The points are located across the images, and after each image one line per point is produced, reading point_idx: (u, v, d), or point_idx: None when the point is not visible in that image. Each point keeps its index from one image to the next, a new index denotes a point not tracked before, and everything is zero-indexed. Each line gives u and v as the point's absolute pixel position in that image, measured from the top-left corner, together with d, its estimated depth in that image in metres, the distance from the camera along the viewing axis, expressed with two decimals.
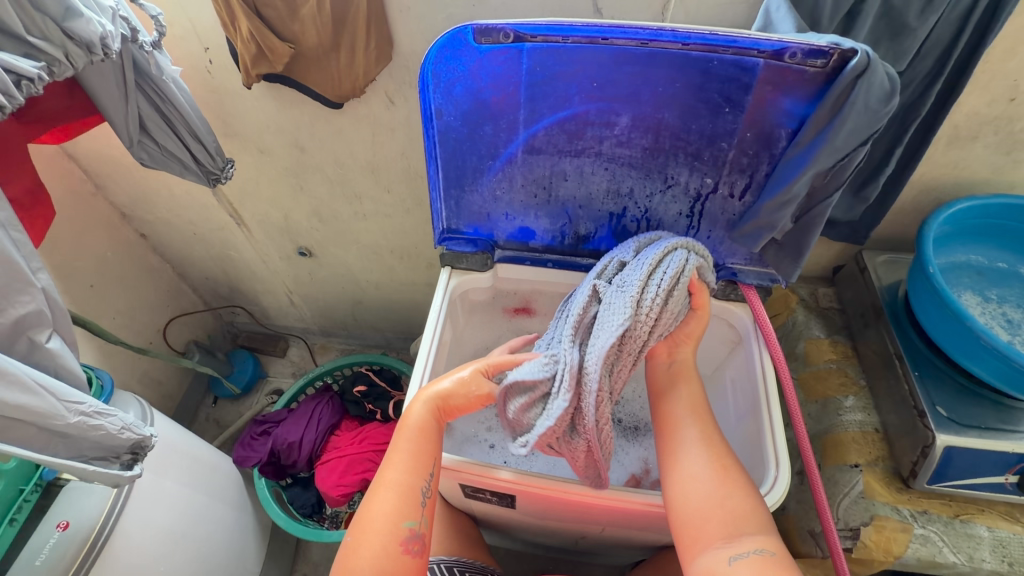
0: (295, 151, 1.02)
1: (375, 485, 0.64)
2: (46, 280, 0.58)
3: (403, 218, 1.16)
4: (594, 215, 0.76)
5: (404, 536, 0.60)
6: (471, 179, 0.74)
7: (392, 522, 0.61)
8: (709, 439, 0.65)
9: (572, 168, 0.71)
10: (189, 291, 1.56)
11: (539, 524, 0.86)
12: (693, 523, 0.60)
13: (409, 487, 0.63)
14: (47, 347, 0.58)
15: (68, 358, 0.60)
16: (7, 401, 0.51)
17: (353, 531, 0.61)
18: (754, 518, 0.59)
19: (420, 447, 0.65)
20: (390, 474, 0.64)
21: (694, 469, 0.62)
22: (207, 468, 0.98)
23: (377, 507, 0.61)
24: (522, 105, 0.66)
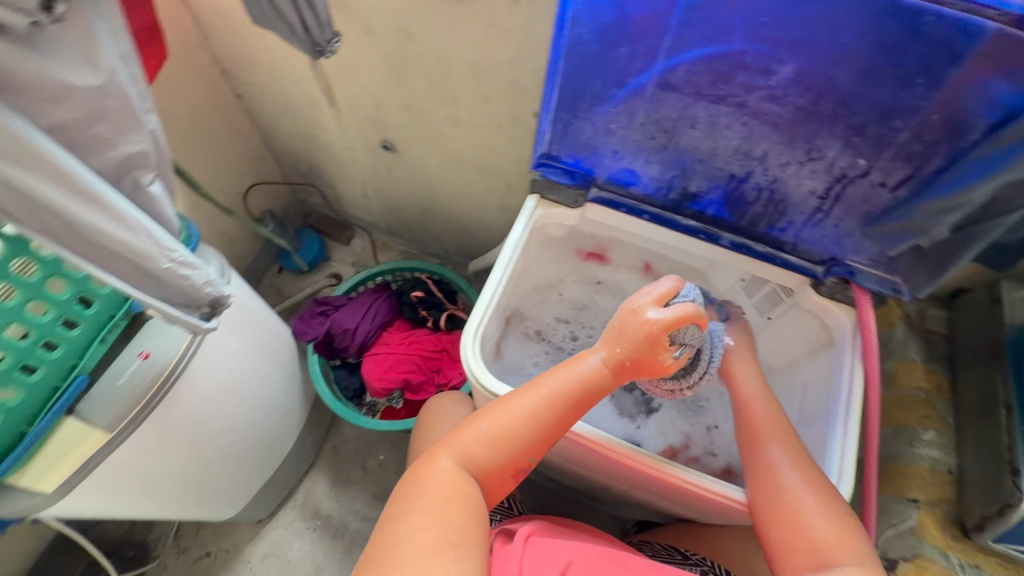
0: (401, 38, 0.96)
1: (519, 393, 0.63)
2: (155, 122, 0.54)
3: (494, 132, 1.10)
4: (712, 173, 0.68)
5: (521, 463, 0.61)
6: (588, 105, 0.67)
7: (523, 445, 0.61)
8: (811, 475, 0.61)
9: (705, 116, 0.62)
10: (272, 161, 1.58)
11: (563, 466, 0.88)
12: (786, 544, 0.58)
13: (551, 414, 0.62)
14: (148, 190, 0.57)
15: (165, 205, 0.60)
16: (109, 235, 0.51)
17: (488, 425, 0.61)
18: (853, 540, 0.57)
19: (577, 396, 0.63)
20: (540, 395, 0.62)
21: (789, 492, 0.60)
22: (270, 335, 1.04)
23: (517, 417, 0.61)
24: (671, 30, 0.57)
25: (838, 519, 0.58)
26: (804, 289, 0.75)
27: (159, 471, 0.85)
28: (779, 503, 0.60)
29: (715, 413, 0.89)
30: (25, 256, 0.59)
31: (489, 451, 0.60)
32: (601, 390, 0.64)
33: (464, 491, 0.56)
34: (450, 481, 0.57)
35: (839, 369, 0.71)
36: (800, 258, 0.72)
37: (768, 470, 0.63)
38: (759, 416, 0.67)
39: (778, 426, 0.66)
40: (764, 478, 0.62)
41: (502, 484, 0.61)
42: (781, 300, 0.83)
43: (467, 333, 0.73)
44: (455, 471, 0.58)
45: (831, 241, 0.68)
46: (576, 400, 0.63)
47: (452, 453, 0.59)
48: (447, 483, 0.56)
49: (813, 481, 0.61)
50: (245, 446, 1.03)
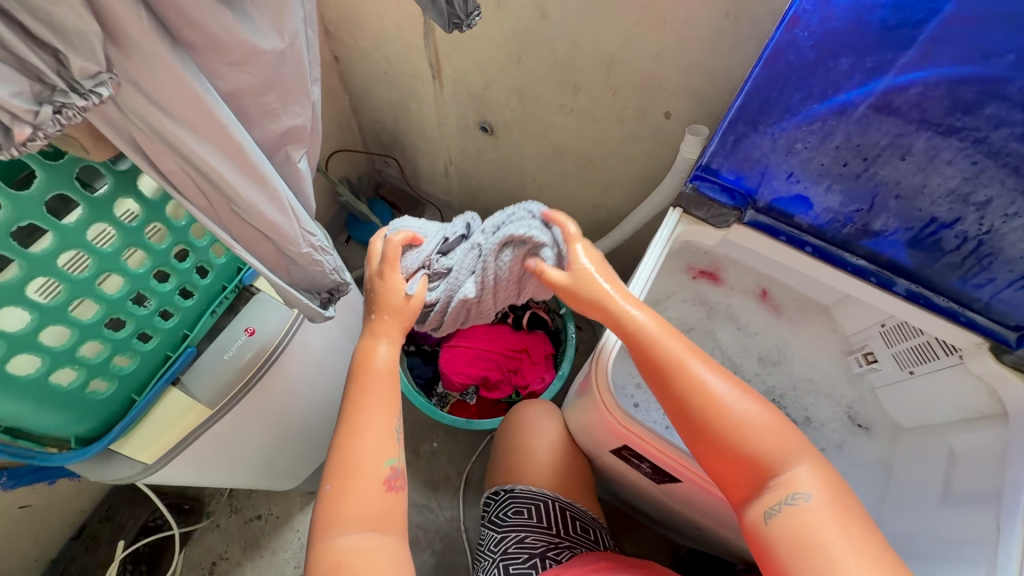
0: (535, 15, 0.89)
1: (353, 432, 0.60)
2: (317, 94, 0.50)
3: (611, 128, 1.02)
4: (908, 212, 0.59)
5: (383, 473, 0.59)
6: (775, 118, 0.59)
7: (371, 467, 0.59)
8: (737, 394, 0.58)
9: (923, 148, 0.53)
10: (355, 128, 1.54)
11: (654, 500, 0.83)
12: (737, 462, 0.56)
13: (388, 426, 0.61)
14: (297, 166, 0.52)
15: (308, 183, 0.55)
16: (263, 215, 0.48)
17: (329, 481, 0.59)
18: (797, 448, 0.56)
19: (379, 388, 0.63)
20: (357, 426, 0.60)
21: (729, 413, 0.57)
22: (357, 315, 1.01)
23: (335, 441, 0.60)
24: (916, 44, 0.48)
25: (780, 427, 0.57)
26: (981, 354, 0.66)
27: (250, 447, 0.84)
28: (707, 419, 0.57)
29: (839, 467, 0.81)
30: (160, 222, 0.55)
31: (352, 488, 0.58)
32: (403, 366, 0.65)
33: (376, 567, 0.55)
34: (350, 561, 0.54)
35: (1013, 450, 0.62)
36: (989, 319, 0.63)
37: (698, 388, 0.58)
38: (653, 341, 0.60)
39: (673, 353, 0.59)
40: (693, 396, 0.58)
41: (395, 507, 0.59)
42: (935, 357, 0.76)
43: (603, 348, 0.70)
44: (355, 547, 0.55)
45: None
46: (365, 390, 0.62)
47: (342, 525, 0.56)
48: (347, 561, 0.55)
49: (733, 383, 0.59)
50: (323, 425, 1.01)
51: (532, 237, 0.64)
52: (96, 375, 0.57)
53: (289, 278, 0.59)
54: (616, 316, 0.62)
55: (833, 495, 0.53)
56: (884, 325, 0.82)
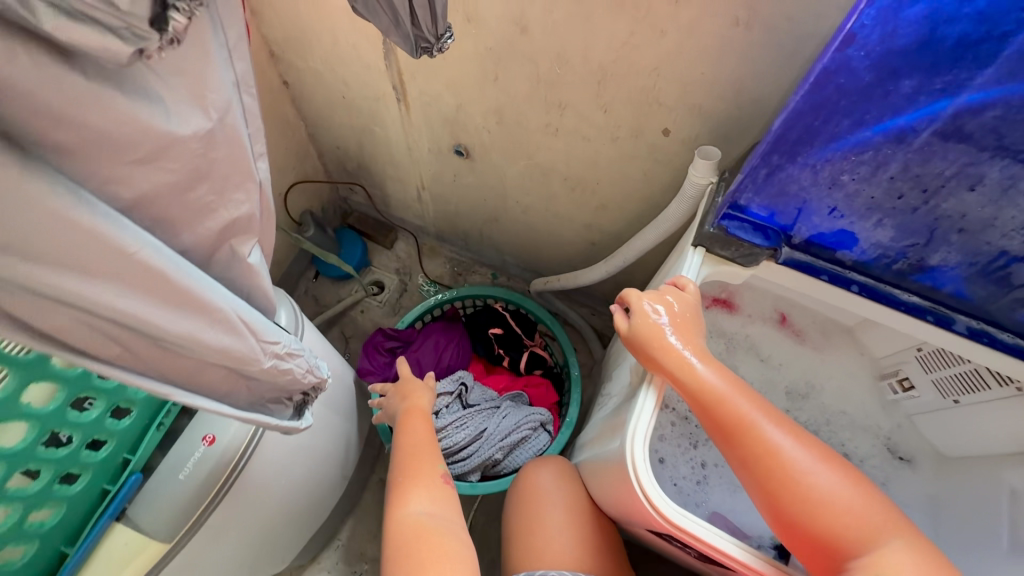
0: (512, 30, 0.78)
1: (410, 430, 0.77)
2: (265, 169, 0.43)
3: (603, 147, 0.92)
4: (974, 245, 0.51)
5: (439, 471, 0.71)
6: (817, 149, 0.50)
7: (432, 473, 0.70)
8: (813, 454, 0.52)
9: (998, 177, 0.46)
10: (314, 156, 1.40)
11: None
12: (821, 541, 0.49)
13: (429, 444, 0.75)
14: (248, 262, 0.46)
15: (264, 279, 0.50)
16: (211, 342, 0.44)
17: (400, 475, 0.70)
18: (885, 524, 0.48)
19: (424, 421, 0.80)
20: (422, 424, 0.78)
21: (809, 484, 0.50)
22: (336, 379, 0.91)
23: (406, 455, 0.73)
24: (997, 61, 0.40)
25: (868, 503, 0.49)
26: None
27: (223, 553, 0.75)
28: (779, 488, 0.50)
29: None
30: (40, 378, 0.53)
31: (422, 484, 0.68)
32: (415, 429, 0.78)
33: (431, 540, 0.59)
34: (417, 530, 0.61)
35: None
36: None
37: (770, 451, 0.51)
38: (723, 399, 0.54)
39: (741, 411, 0.54)
40: (767, 457, 0.51)
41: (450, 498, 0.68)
42: (982, 387, 0.69)
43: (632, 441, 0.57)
44: (420, 521, 0.62)
45: None
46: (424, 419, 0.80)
47: (413, 505, 0.64)
48: (411, 531, 0.61)
49: (814, 449, 0.52)
50: (308, 504, 0.92)
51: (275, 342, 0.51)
52: (34, 506, 0.58)
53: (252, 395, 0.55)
54: (676, 370, 0.57)
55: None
56: (920, 349, 0.75)
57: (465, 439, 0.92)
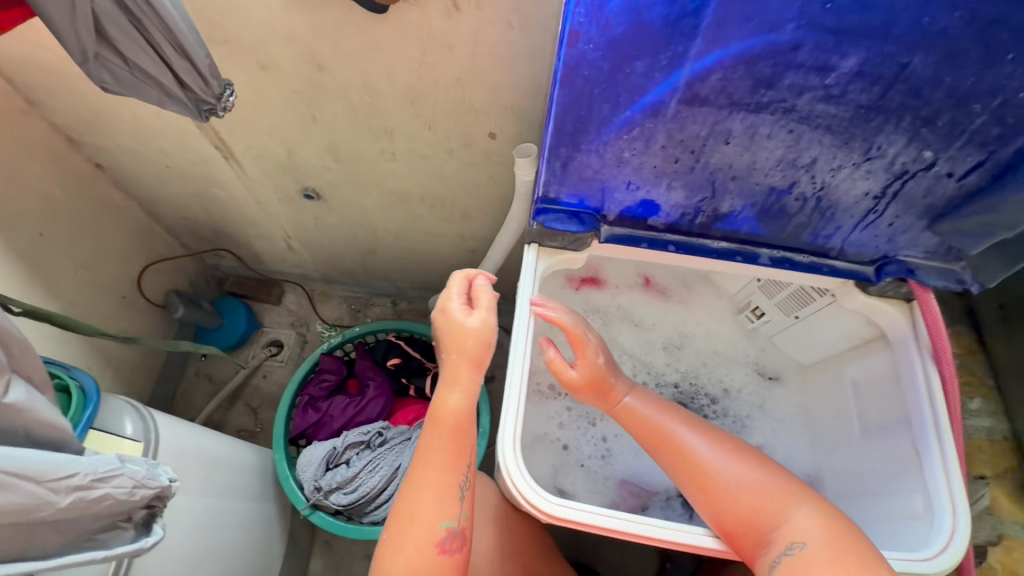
0: (309, 69, 0.76)
1: (426, 469, 0.60)
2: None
3: (443, 161, 0.92)
4: (748, 188, 0.57)
5: (439, 534, 0.58)
6: (593, 134, 0.53)
7: (420, 542, 0.57)
8: (729, 449, 0.61)
9: (742, 127, 0.51)
10: (163, 233, 1.30)
11: None
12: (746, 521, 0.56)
13: (440, 487, 0.58)
14: (5, 403, 0.44)
15: (42, 410, 0.46)
16: None
17: (387, 531, 0.59)
18: (795, 494, 0.57)
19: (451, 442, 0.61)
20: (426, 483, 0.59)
21: (715, 472, 0.59)
22: (231, 467, 0.86)
23: (405, 514, 0.58)
24: (701, 33, 0.44)
25: (774, 482, 0.58)
26: (851, 290, 0.66)
27: None
28: (706, 482, 0.59)
29: (764, 430, 0.83)
30: None
31: (404, 556, 0.56)
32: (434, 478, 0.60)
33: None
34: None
35: (907, 373, 0.64)
36: (847, 261, 0.63)
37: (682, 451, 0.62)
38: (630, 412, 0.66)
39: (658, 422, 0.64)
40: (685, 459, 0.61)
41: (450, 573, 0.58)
42: (810, 300, 0.76)
43: (503, 448, 0.57)
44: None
45: (882, 240, 0.60)
46: (452, 449, 0.61)
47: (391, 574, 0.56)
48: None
49: (727, 446, 0.62)
50: None
51: (68, 474, 0.44)
52: None
53: (67, 538, 0.47)
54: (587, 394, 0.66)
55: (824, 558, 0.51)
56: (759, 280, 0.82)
57: (381, 481, 0.90)
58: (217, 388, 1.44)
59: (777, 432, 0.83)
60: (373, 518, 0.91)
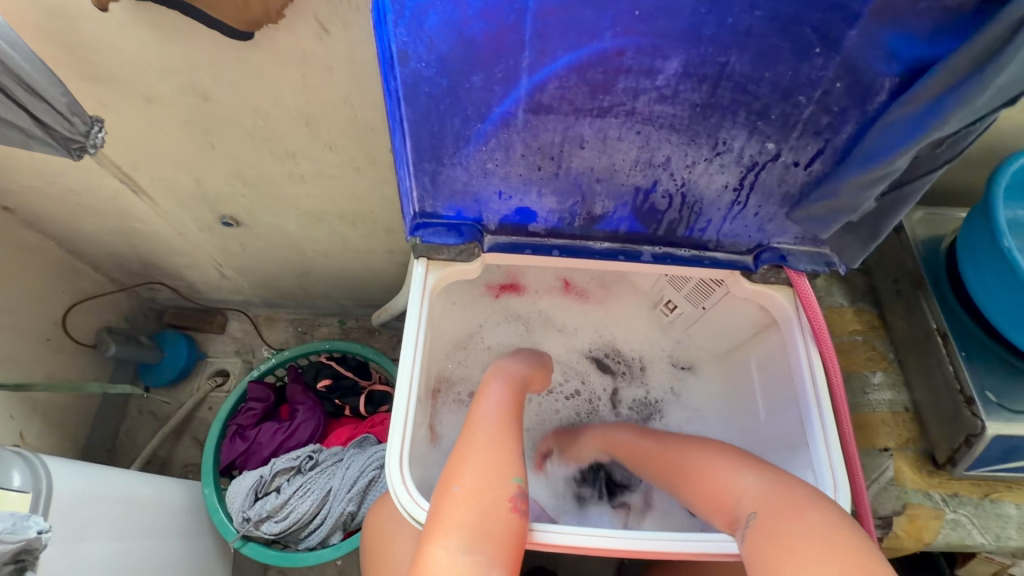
0: (195, 99, 0.75)
1: (478, 425, 0.60)
2: None
3: (353, 179, 0.92)
4: (615, 190, 0.58)
5: (511, 491, 0.55)
6: (452, 148, 0.54)
7: (499, 499, 0.54)
8: (719, 447, 0.64)
9: (592, 132, 0.52)
10: (89, 271, 1.26)
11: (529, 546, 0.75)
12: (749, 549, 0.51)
13: (504, 443, 0.58)
14: None
15: None
16: None
17: (458, 483, 0.55)
18: (747, 475, 0.58)
19: (502, 414, 0.62)
20: (485, 438, 0.58)
21: (692, 470, 0.63)
22: (153, 507, 0.85)
23: (468, 468, 0.55)
24: (528, 45, 0.45)
25: (746, 471, 0.58)
26: (738, 280, 0.68)
27: None
28: (696, 480, 0.61)
29: (680, 419, 0.87)
30: None
31: (475, 507, 0.53)
32: (503, 441, 0.59)
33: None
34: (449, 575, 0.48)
35: (794, 355, 0.66)
36: (726, 252, 0.65)
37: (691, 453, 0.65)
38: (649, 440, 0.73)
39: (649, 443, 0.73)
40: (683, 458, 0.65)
41: (511, 539, 0.53)
42: (711, 291, 0.78)
43: (392, 466, 0.57)
44: (454, 559, 0.49)
45: (754, 230, 0.61)
46: (507, 419, 0.61)
47: (453, 537, 0.51)
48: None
49: (707, 450, 0.64)
50: None
51: None
52: None
53: None
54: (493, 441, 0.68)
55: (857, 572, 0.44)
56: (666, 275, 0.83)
57: (311, 507, 0.90)
58: (162, 424, 1.40)
59: (692, 419, 0.86)
60: (308, 544, 0.91)
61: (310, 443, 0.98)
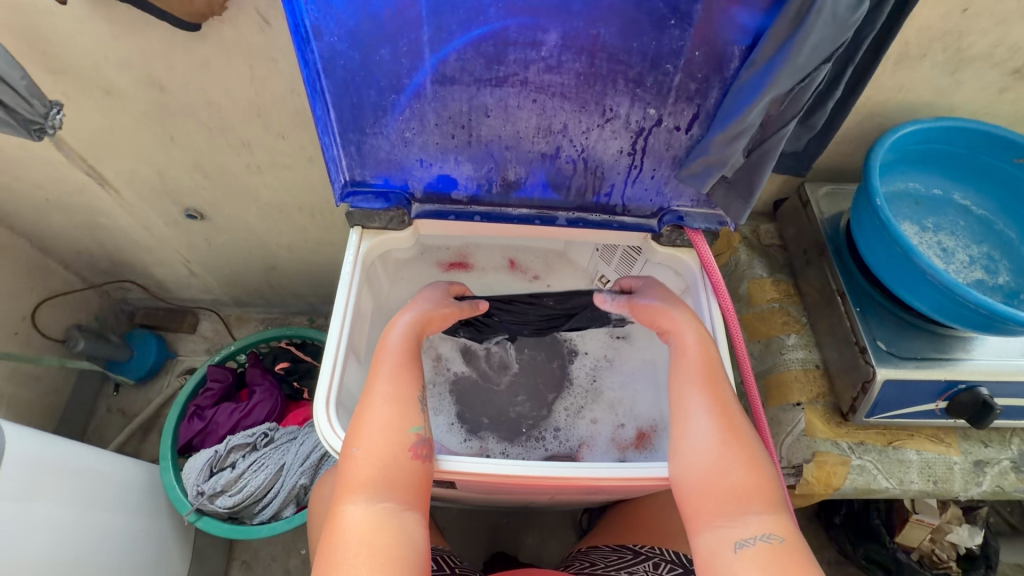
0: (152, 91, 0.82)
1: (376, 380, 0.62)
2: None
3: (307, 169, 0.98)
4: (524, 157, 0.65)
5: (410, 441, 0.58)
6: (372, 119, 0.60)
7: (398, 459, 0.57)
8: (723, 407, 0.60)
9: (495, 101, 0.59)
10: (59, 269, 1.31)
11: (469, 497, 0.79)
12: (705, 495, 0.55)
13: (405, 396, 0.61)
14: None
15: None
16: None
17: (357, 444, 0.57)
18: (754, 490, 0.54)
19: (401, 362, 0.64)
20: (381, 395, 0.61)
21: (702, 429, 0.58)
22: (111, 482, 0.87)
23: (365, 428, 0.58)
24: (426, 21, 0.52)
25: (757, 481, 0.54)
26: (649, 244, 0.75)
27: None
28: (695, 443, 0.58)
29: (612, 384, 0.88)
30: None
31: (376, 457, 0.56)
32: (404, 395, 0.61)
33: (374, 532, 0.52)
34: (361, 523, 0.52)
35: (699, 312, 0.73)
36: (633, 217, 0.72)
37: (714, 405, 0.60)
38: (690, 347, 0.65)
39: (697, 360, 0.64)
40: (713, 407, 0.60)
41: (415, 482, 0.57)
42: (636, 260, 0.81)
43: (319, 407, 0.62)
44: (363, 509, 0.53)
45: (654, 193, 0.69)
46: (404, 373, 0.63)
47: (360, 492, 0.54)
48: (359, 530, 0.52)
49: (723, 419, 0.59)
50: None
51: None
52: None
53: None
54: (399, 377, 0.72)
55: (796, 554, 0.50)
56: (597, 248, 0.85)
57: (265, 480, 0.94)
58: (129, 422, 1.42)
59: (625, 384, 0.87)
60: (260, 519, 0.94)
61: (266, 422, 1.02)
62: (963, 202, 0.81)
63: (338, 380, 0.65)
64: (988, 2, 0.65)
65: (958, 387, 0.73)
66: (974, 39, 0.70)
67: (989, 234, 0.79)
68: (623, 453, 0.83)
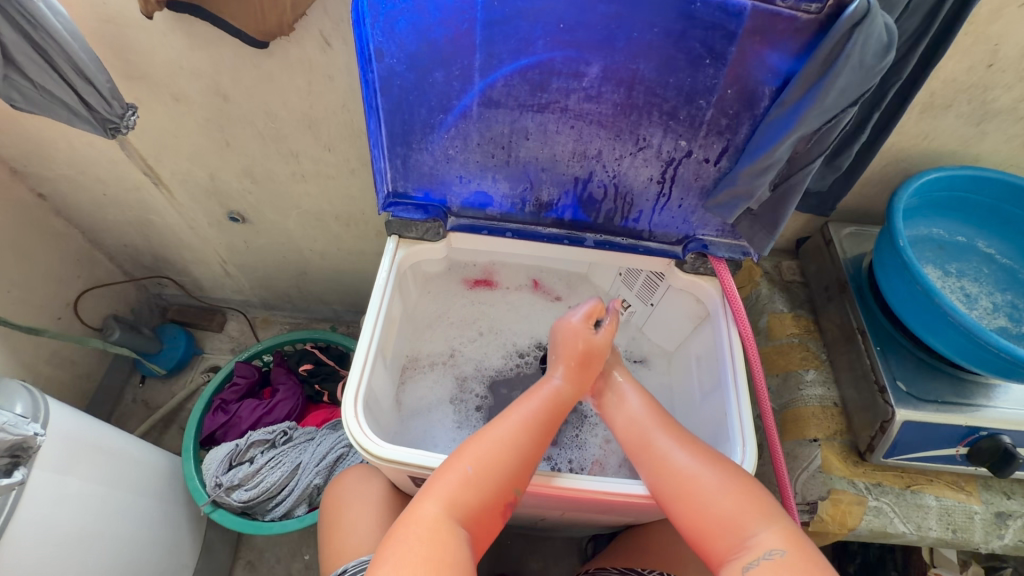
0: (216, 100, 0.88)
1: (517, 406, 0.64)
2: None
3: (347, 179, 1.03)
4: (558, 179, 0.69)
5: (507, 496, 0.59)
6: (420, 135, 0.64)
7: (492, 495, 0.58)
8: (687, 441, 0.62)
9: (535, 125, 0.63)
10: (105, 260, 1.38)
11: None
12: (703, 535, 0.55)
13: (525, 449, 0.61)
14: None
15: None
16: None
17: (472, 463, 0.59)
18: (750, 510, 0.54)
19: (543, 418, 0.64)
20: (536, 419, 0.64)
21: (672, 471, 0.60)
22: (137, 465, 0.90)
23: (488, 451, 0.59)
24: (478, 49, 0.56)
25: (740, 496, 0.56)
26: (672, 270, 0.78)
27: None
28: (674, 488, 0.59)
29: None
30: None
31: (477, 488, 0.57)
32: (531, 454, 0.61)
33: (444, 544, 0.53)
34: (435, 533, 0.53)
35: (718, 338, 0.74)
36: (659, 243, 0.76)
37: (675, 447, 0.61)
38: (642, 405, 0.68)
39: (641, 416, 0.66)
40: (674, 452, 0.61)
41: (486, 527, 0.58)
42: (658, 286, 0.83)
43: (347, 403, 0.65)
44: (440, 521, 0.54)
45: (680, 221, 0.72)
46: (543, 427, 0.63)
47: (447, 505, 0.55)
48: (428, 535, 0.53)
49: (692, 452, 0.61)
50: None
51: None
52: None
53: None
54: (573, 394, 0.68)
55: (805, 558, 0.50)
56: (620, 271, 0.87)
57: (280, 477, 0.97)
58: (151, 413, 1.45)
59: None
60: (273, 515, 0.96)
61: (286, 420, 1.06)
62: (987, 250, 0.82)
63: (366, 380, 0.68)
64: (1013, 59, 0.68)
65: (980, 433, 0.73)
66: (999, 93, 0.72)
67: (1014, 283, 0.79)
68: (635, 474, 0.84)
